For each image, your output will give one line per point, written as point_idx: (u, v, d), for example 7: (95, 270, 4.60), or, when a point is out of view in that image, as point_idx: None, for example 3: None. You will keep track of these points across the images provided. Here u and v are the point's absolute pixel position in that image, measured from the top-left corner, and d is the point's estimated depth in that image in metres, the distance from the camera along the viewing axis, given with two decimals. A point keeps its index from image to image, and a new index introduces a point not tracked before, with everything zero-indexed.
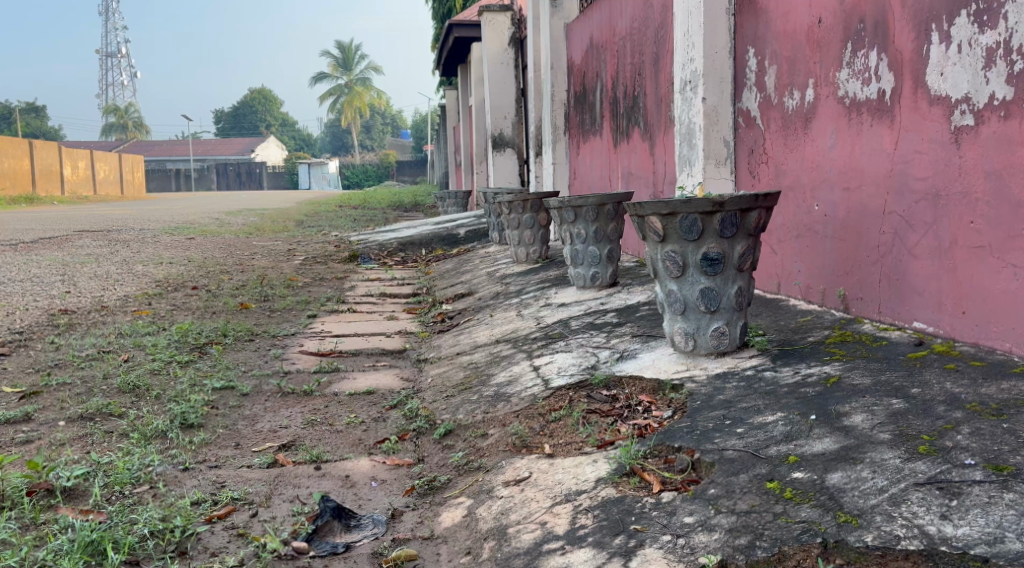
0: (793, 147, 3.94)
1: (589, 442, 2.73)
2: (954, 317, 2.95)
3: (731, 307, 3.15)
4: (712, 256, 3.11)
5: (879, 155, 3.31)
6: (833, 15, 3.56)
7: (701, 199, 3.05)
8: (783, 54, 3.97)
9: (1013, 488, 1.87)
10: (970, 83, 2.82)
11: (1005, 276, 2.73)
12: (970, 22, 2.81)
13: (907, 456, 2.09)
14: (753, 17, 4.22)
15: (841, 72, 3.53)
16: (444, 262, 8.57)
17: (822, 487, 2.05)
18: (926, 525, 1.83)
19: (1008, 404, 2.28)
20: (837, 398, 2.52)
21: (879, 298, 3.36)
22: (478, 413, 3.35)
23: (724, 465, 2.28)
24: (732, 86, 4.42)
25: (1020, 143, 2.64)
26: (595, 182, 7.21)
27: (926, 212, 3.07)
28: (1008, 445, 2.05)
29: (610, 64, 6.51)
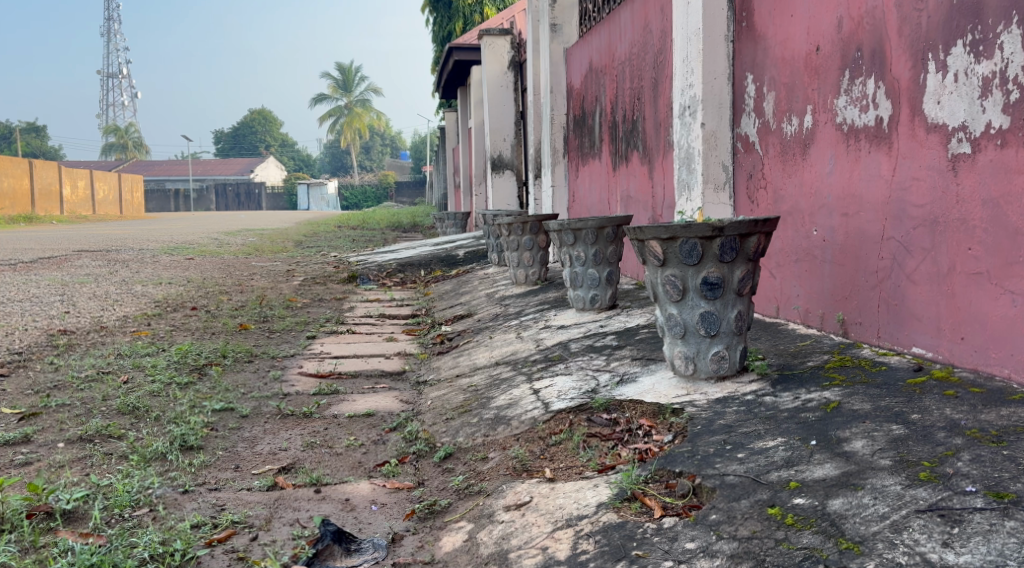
0: (792, 172, 3.97)
1: (590, 466, 2.74)
2: (953, 343, 2.97)
3: (730, 331, 3.17)
4: (712, 280, 3.13)
5: (877, 181, 3.34)
6: (831, 43, 3.60)
7: (701, 223, 3.06)
8: (781, 80, 4.01)
9: (1014, 515, 1.88)
10: (966, 112, 2.85)
11: (1003, 302, 2.74)
12: (966, 52, 2.85)
13: (907, 482, 2.10)
14: (752, 44, 4.27)
15: (839, 99, 3.57)
16: (443, 283, 8.58)
17: (824, 513, 2.06)
18: (928, 553, 1.84)
19: (1008, 431, 2.29)
20: (837, 423, 2.53)
21: (878, 323, 3.38)
22: (478, 437, 3.35)
23: (725, 490, 2.29)
24: (731, 111, 4.46)
25: (1017, 172, 2.66)
26: (595, 205, 7.25)
27: (924, 238, 3.10)
28: (1009, 472, 2.05)
29: (610, 89, 6.56)
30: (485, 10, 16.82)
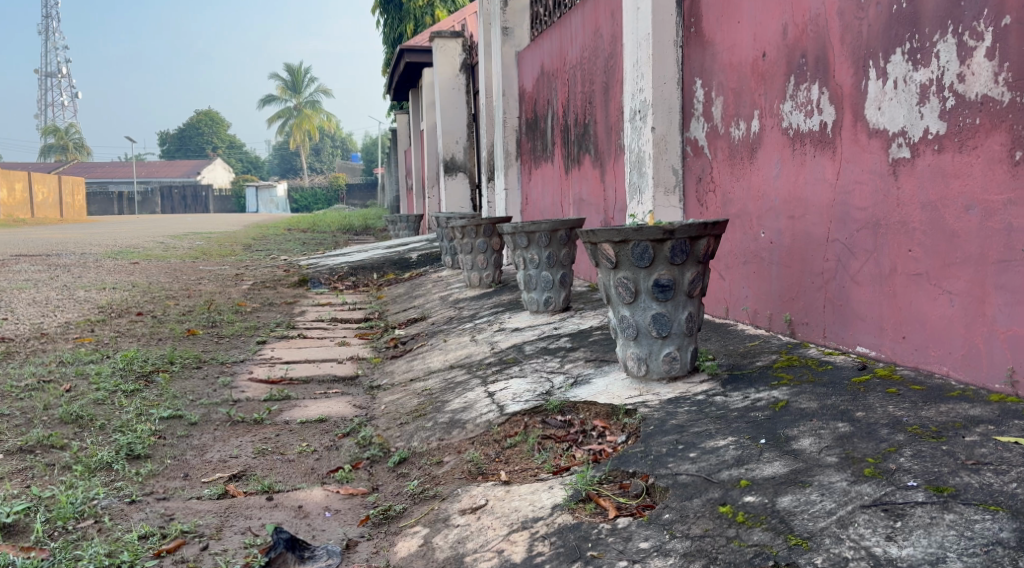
0: (740, 176, 4.04)
1: (545, 467, 2.75)
2: (895, 342, 3.08)
3: (681, 332, 3.22)
4: (663, 282, 3.17)
5: (821, 184, 3.43)
6: (776, 49, 3.68)
7: (652, 227, 3.10)
8: (729, 85, 4.08)
9: (953, 509, 1.96)
10: (905, 117, 2.95)
11: (941, 302, 2.86)
12: (905, 60, 2.94)
13: (853, 478, 2.16)
14: (700, 49, 4.34)
15: (785, 104, 3.65)
16: (396, 287, 8.52)
17: (774, 510, 2.11)
18: (872, 547, 1.89)
19: (946, 427, 2.39)
20: (785, 422, 2.60)
21: (823, 323, 3.47)
22: (432, 441, 3.34)
23: (677, 490, 2.32)
24: (680, 115, 4.53)
25: (953, 176, 2.78)
26: (548, 208, 7.29)
27: (866, 240, 3.19)
28: (948, 466, 2.14)
29: (562, 93, 6.59)
30: (437, 12, 16.76)
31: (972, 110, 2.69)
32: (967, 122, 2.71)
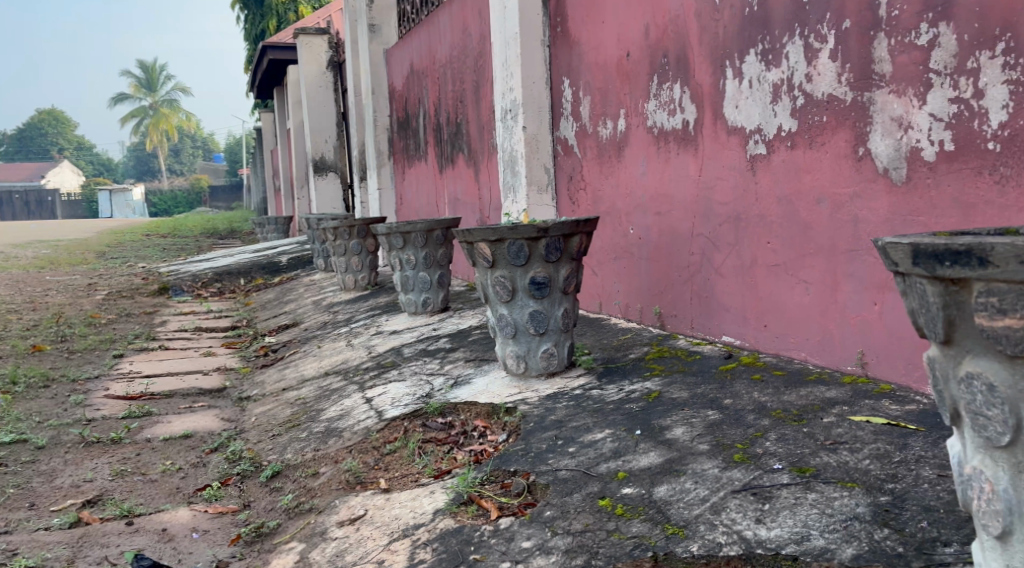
0: (608, 173, 4.13)
1: (425, 472, 2.70)
2: (758, 331, 3.24)
3: (558, 328, 3.25)
4: (539, 280, 3.19)
5: (685, 181, 3.55)
6: (639, 49, 3.78)
7: (526, 225, 3.10)
8: (595, 84, 4.16)
9: (815, 488, 2.07)
10: (760, 115, 3.10)
11: (798, 291, 3.03)
12: (758, 61, 3.08)
13: (724, 464, 2.26)
14: (566, 49, 4.40)
15: (649, 103, 3.75)
16: (265, 292, 8.23)
17: (651, 500, 2.15)
18: (743, 530, 1.96)
19: (806, 410, 2.57)
20: (659, 412, 2.70)
21: (691, 314, 3.60)
22: (307, 452, 3.21)
23: (558, 486, 2.33)
24: (549, 114, 4.57)
25: (806, 170, 2.94)
26: (423, 208, 7.22)
27: (729, 234, 3.33)
28: (808, 448, 2.30)
29: (432, 92, 6.54)
30: (301, 9, 16.31)
31: (820, 108, 2.85)
32: (816, 120, 2.87)
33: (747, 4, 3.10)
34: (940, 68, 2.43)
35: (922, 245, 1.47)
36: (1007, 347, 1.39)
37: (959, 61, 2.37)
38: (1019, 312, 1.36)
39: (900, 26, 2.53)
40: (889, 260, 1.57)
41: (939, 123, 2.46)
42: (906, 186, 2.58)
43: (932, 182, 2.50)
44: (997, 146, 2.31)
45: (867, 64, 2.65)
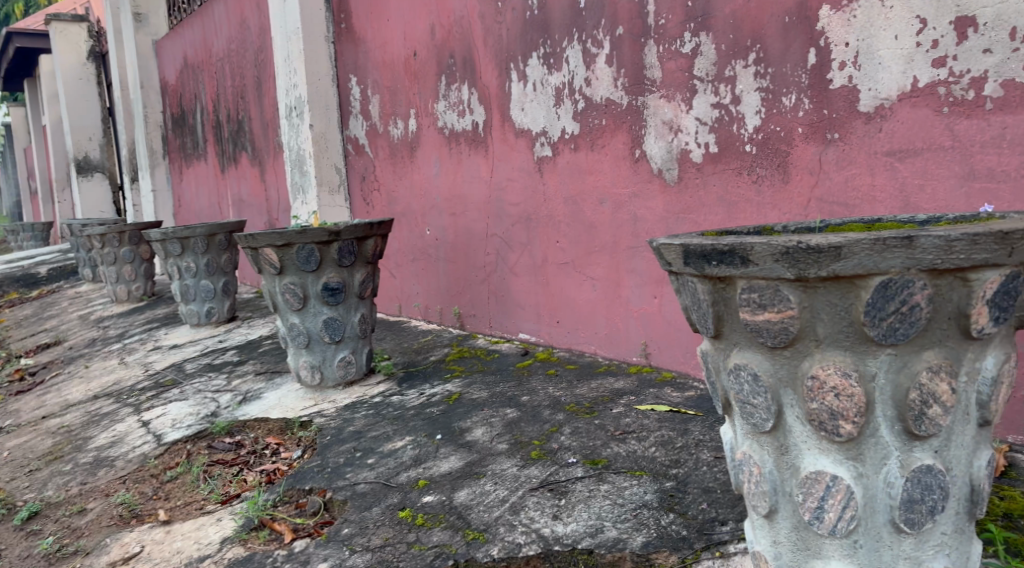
0: (401, 174, 4.09)
1: (211, 499, 2.52)
2: (551, 327, 3.34)
3: (355, 335, 3.19)
4: (333, 285, 3.08)
5: (478, 182, 3.59)
6: (426, 49, 3.75)
7: (317, 229, 2.96)
8: (383, 83, 4.09)
9: (607, 479, 2.15)
10: (545, 118, 3.18)
11: (586, 287, 3.15)
12: (540, 64, 3.16)
13: (522, 463, 2.30)
14: (352, 46, 4.29)
15: (438, 103, 3.74)
16: (21, 308, 7.40)
17: (451, 507, 2.14)
18: (541, 528, 1.98)
19: (598, 402, 2.67)
20: (459, 414, 2.72)
21: (488, 314, 3.68)
22: (71, 487, 2.88)
23: (356, 501, 2.26)
24: (338, 113, 4.45)
25: (589, 171, 3.05)
26: (204, 210, 6.81)
27: (521, 233, 3.41)
28: (600, 439, 2.38)
29: (210, 87, 6.16)
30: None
31: (599, 111, 2.97)
32: (596, 123, 2.99)
33: (528, 8, 3.16)
34: (702, 75, 2.60)
35: (692, 245, 1.52)
36: (768, 339, 1.49)
37: (718, 69, 2.55)
38: (777, 306, 1.46)
39: (667, 35, 2.68)
40: (663, 260, 1.62)
41: (704, 127, 2.63)
42: (679, 187, 2.74)
43: (700, 182, 2.68)
44: (753, 149, 2.50)
45: (640, 70, 2.79)
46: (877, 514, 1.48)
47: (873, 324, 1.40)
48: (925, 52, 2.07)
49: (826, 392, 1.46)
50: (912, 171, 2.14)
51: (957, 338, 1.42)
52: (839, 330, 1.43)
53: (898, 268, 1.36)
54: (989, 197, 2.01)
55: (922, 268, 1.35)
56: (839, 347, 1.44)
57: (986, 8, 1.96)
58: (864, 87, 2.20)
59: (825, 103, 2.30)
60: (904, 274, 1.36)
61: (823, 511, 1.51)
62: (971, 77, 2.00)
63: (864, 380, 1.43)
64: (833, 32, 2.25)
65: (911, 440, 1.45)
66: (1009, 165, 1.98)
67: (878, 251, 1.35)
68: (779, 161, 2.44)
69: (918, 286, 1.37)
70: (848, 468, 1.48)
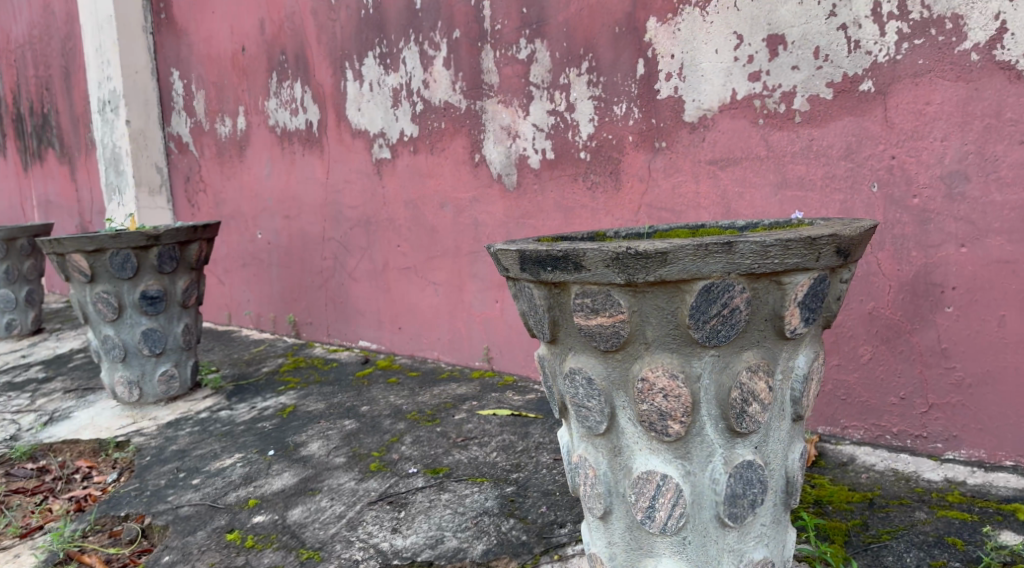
0: (230, 175, 3.89)
1: (9, 532, 2.26)
2: (392, 333, 3.28)
3: (178, 347, 2.99)
4: (152, 294, 2.86)
5: (313, 184, 3.47)
6: (255, 44, 3.58)
7: (132, 233, 2.74)
8: (209, 79, 3.87)
9: (448, 488, 2.12)
10: (382, 119, 3.12)
11: (427, 292, 3.11)
12: (377, 64, 3.09)
13: (360, 476, 2.23)
14: (173, 38, 4.03)
15: (269, 101, 3.58)
16: None
17: (284, 526, 2.03)
18: (379, 542, 1.92)
19: (439, 409, 2.63)
20: (294, 428, 2.60)
21: (326, 321, 3.57)
22: None
23: (178, 525, 2.10)
24: (158, 109, 4.17)
25: (427, 174, 3.02)
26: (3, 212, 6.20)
27: (359, 237, 3.33)
28: (441, 447, 2.35)
29: (8, 76, 5.61)
30: None
31: (437, 114, 2.94)
32: (434, 126, 2.95)
33: (362, 6, 3.08)
34: (538, 82, 2.63)
35: (527, 251, 1.51)
36: (601, 343, 1.51)
37: (553, 76, 2.59)
38: (609, 310, 1.48)
39: (503, 40, 2.69)
40: (500, 266, 1.60)
41: (540, 133, 2.66)
42: (517, 192, 2.76)
43: (538, 187, 2.70)
44: (587, 156, 2.55)
45: (477, 74, 2.79)
46: (703, 510, 1.53)
47: (698, 327, 1.44)
48: (742, 66, 2.19)
49: (656, 393, 1.49)
50: (732, 179, 2.25)
51: (772, 338, 1.49)
52: (667, 332, 1.47)
53: (719, 272, 1.41)
54: (799, 204, 2.14)
55: (741, 272, 1.41)
56: (668, 350, 1.48)
57: (794, 27, 2.09)
58: (688, 98, 2.30)
59: (653, 113, 2.37)
60: (725, 278, 1.41)
61: (654, 510, 1.54)
62: (783, 91, 2.13)
63: (690, 381, 1.48)
64: (659, 44, 2.33)
65: (733, 437, 1.51)
66: (815, 175, 2.12)
67: (702, 255, 1.39)
68: (612, 168, 2.50)
69: (737, 290, 1.42)
70: (676, 466, 1.52)
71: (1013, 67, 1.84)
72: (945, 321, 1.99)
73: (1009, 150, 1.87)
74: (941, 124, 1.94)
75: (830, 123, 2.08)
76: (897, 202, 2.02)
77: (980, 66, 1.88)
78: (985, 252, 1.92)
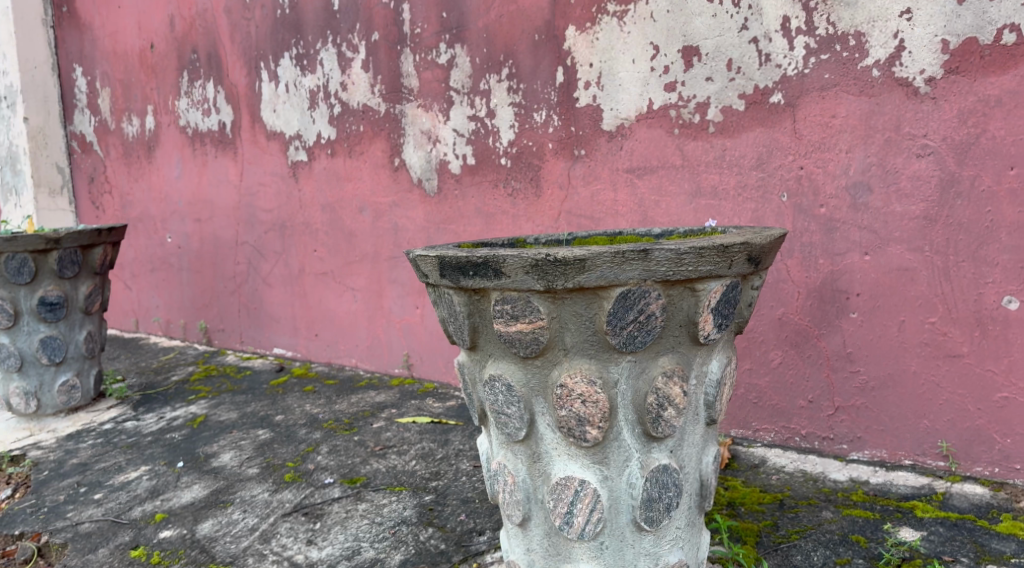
0: (138, 176, 3.75)
1: None
2: (308, 340, 3.22)
3: (79, 356, 2.86)
4: (51, 300, 2.72)
5: (226, 186, 3.37)
6: (164, 41, 3.46)
7: (30, 235, 2.60)
8: (115, 76, 3.72)
9: (365, 498, 2.08)
10: (298, 121, 3.05)
11: (345, 298, 3.05)
12: (293, 65, 3.02)
13: (274, 487, 2.16)
14: (76, 33, 3.85)
15: (180, 101, 3.46)
16: None
17: (193, 541, 1.95)
18: (294, 555, 1.86)
19: (357, 417, 2.59)
20: (204, 439, 2.52)
21: (239, 328, 3.47)
22: None
23: (77, 543, 1.99)
24: (59, 106, 3.98)
25: (346, 178, 2.97)
26: None
27: (274, 241, 3.25)
28: (359, 456, 2.31)
29: None
30: None
31: (356, 117, 2.89)
32: (353, 129, 2.91)
33: (278, 5, 3.01)
34: (458, 87, 2.62)
35: (447, 257, 1.50)
36: (520, 350, 1.50)
37: (473, 81, 2.58)
38: (528, 316, 1.47)
39: (422, 44, 2.67)
40: (420, 272, 1.58)
41: (461, 139, 2.65)
42: (437, 197, 2.74)
43: (458, 193, 2.69)
44: (507, 162, 2.55)
45: (396, 77, 2.76)
46: (620, 514, 1.54)
47: (615, 333, 1.45)
48: (658, 76, 2.22)
49: (574, 399, 1.50)
50: (648, 187, 2.28)
51: (687, 344, 1.51)
52: (585, 338, 1.48)
53: (635, 279, 1.42)
54: (712, 212, 2.19)
55: (656, 279, 1.43)
56: (586, 356, 1.49)
57: (707, 39, 2.14)
58: (606, 107, 2.32)
59: (572, 120, 2.39)
60: (642, 284, 1.43)
61: (572, 516, 1.55)
62: (697, 102, 2.18)
63: (608, 386, 1.49)
64: (578, 53, 2.35)
65: (649, 441, 1.53)
66: (728, 184, 2.17)
67: (619, 262, 1.41)
68: (532, 175, 2.51)
69: (653, 296, 1.44)
70: (594, 471, 1.53)
71: (911, 83, 1.93)
72: (850, 326, 2.07)
73: (907, 163, 1.95)
74: (846, 136, 2.02)
75: (742, 133, 2.13)
76: (805, 211, 2.09)
77: (881, 82, 1.96)
78: (886, 260, 2.00)
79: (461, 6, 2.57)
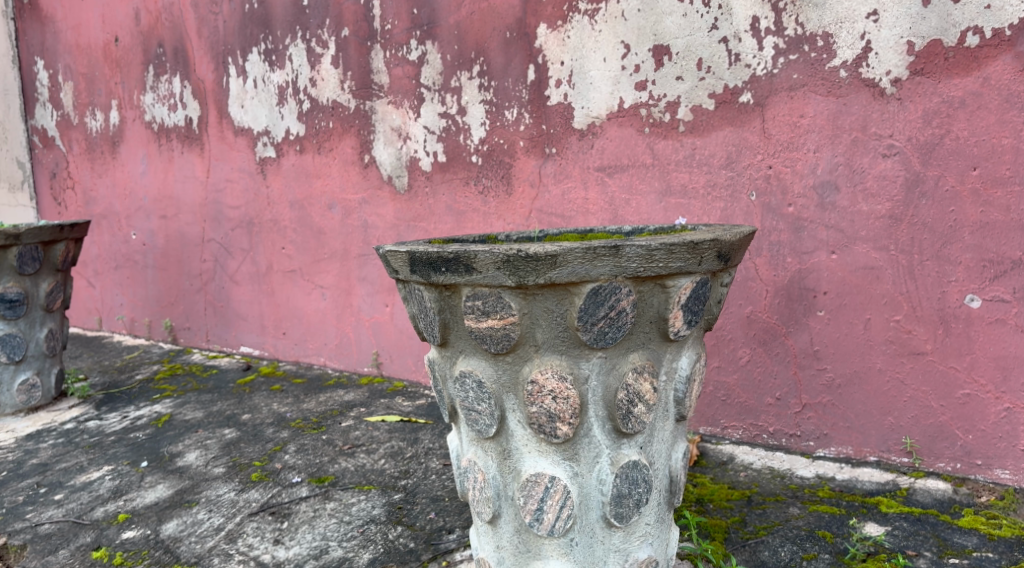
0: (102, 173, 3.68)
1: None
2: (276, 338, 3.18)
3: (40, 354, 2.81)
4: (11, 297, 2.66)
5: (192, 183, 3.32)
6: (129, 35, 3.40)
7: None
8: (78, 70, 3.65)
9: (333, 497, 2.06)
10: (266, 117, 3.02)
11: (314, 296, 3.02)
12: (261, 60, 2.99)
13: (240, 487, 2.13)
14: (37, 25, 3.77)
15: (145, 95, 3.41)
16: None
17: (157, 541, 1.92)
18: (260, 554, 1.84)
19: (325, 416, 2.56)
20: (168, 438, 2.47)
21: (205, 326, 3.42)
22: None
23: (37, 544, 1.95)
24: (22, 99, 3.93)
25: (314, 175, 2.94)
26: None
27: (241, 239, 3.21)
28: (327, 456, 2.28)
29: None
30: None
31: (325, 114, 2.87)
32: (321, 125, 2.88)
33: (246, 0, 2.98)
34: (428, 84, 2.60)
35: (417, 252, 1.49)
36: (490, 346, 1.50)
37: (444, 78, 2.57)
38: (499, 313, 1.47)
39: (393, 41, 2.66)
40: (390, 268, 1.57)
41: (432, 136, 2.63)
42: (408, 194, 2.72)
43: (428, 190, 2.68)
44: (478, 160, 2.54)
45: (366, 74, 2.74)
46: (590, 510, 1.54)
47: (586, 328, 1.45)
48: (629, 75, 2.23)
49: (545, 395, 1.49)
50: (619, 186, 2.29)
51: (657, 341, 1.52)
52: (556, 334, 1.47)
53: (606, 276, 1.42)
54: (683, 211, 2.20)
55: (627, 275, 1.43)
56: (556, 352, 1.49)
57: (677, 39, 2.15)
58: (577, 105, 2.32)
59: (543, 118, 2.39)
60: (612, 280, 1.43)
61: (542, 513, 1.54)
62: (668, 101, 2.19)
63: (578, 382, 1.49)
64: (549, 51, 2.35)
65: (619, 438, 1.53)
66: (698, 183, 2.18)
67: (590, 258, 1.41)
68: (503, 172, 2.50)
69: (624, 292, 1.44)
70: (565, 468, 1.53)
71: (877, 84, 1.95)
72: (817, 324, 2.09)
73: (874, 163, 1.98)
74: (814, 136, 2.04)
75: (712, 133, 2.15)
76: (774, 210, 2.10)
77: (848, 83, 1.98)
78: (852, 259, 2.03)
79: (432, 2, 2.55)
